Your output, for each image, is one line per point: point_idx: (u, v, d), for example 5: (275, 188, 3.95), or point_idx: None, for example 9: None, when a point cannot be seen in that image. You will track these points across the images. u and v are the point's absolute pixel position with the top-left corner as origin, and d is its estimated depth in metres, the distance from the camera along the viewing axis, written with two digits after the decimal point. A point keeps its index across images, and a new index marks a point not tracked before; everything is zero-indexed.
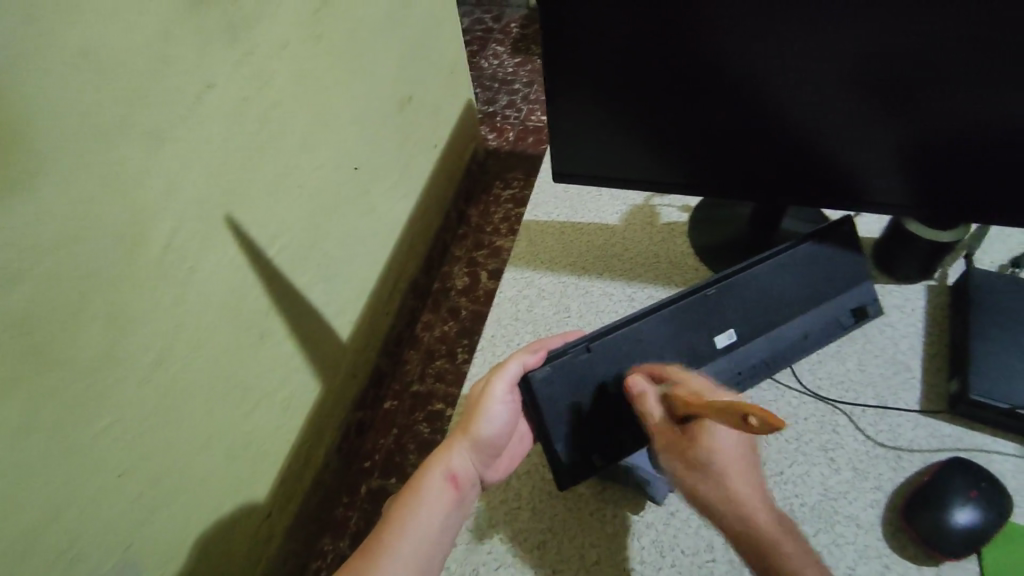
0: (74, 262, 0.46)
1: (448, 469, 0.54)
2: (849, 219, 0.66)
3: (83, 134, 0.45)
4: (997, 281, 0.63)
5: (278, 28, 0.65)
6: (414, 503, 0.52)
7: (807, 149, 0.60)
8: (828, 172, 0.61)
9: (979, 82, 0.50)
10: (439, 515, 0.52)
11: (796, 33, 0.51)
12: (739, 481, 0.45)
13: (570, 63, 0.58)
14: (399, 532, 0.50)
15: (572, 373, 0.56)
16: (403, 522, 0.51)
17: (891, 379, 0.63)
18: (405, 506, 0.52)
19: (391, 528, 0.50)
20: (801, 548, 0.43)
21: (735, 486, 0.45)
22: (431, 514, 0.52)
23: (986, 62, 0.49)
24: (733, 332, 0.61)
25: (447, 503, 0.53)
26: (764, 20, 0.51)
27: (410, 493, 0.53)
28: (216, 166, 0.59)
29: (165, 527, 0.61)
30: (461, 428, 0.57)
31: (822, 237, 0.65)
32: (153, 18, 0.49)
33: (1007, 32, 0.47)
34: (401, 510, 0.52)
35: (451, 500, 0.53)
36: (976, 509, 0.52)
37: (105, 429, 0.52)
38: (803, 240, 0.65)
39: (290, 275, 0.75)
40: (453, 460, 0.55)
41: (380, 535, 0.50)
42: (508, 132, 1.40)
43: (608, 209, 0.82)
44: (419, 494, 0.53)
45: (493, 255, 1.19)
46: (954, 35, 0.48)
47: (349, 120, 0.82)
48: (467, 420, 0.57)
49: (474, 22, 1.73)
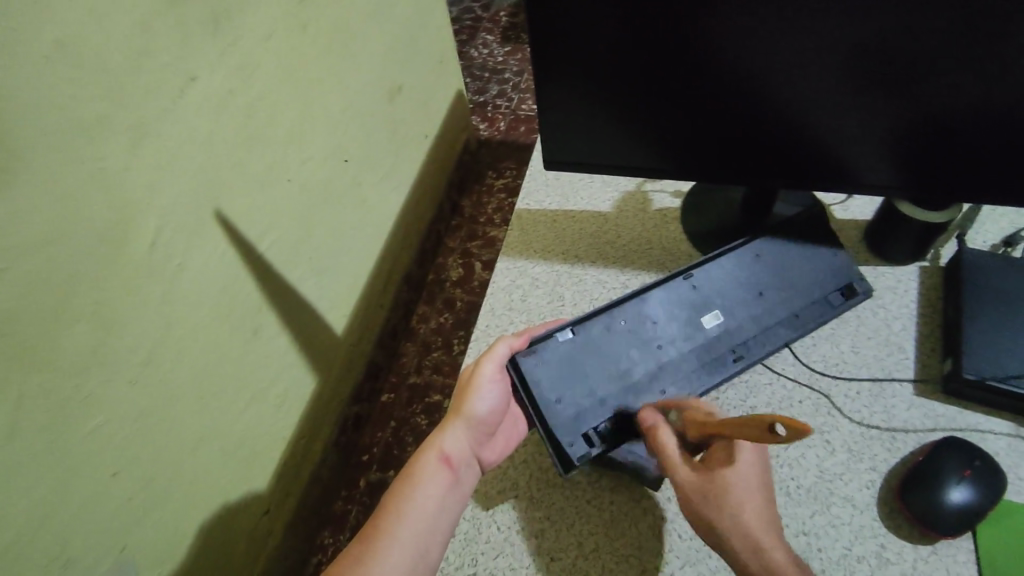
0: (58, 261, 0.46)
1: (441, 451, 0.55)
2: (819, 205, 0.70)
3: (59, 132, 0.44)
4: (990, 260, 0.63)
5: (261, 19, 0.64)
6: (409, 487, 0.53)
7: (805, 146, 0.61)
8: (826, 168, 0.62)
9: (983, 75, 0.50)
10: (435, 497, 0.52)
11: (788, 21, 0.51)
12: (748, 498, 0.48)
13: (561, 55, 0.58)
14: (395, 515, 0.51)
15: (562, 358, 0.59)
16: (399, 507, 0.51)
17: (885, 360, 0.63)
18: (401, 491, 0.53)
19: (387, 513, 0.51)
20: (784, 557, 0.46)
21: (745, 502, 0.48)
22: (426, 496, 0.52)
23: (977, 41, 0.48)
24: (719, 313, 0.63)
25: (443, 483, 0.53)
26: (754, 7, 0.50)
27: (406, 478, 0.54)
28: (202, 163, 0.58)
29: (162, 527, 0.61)
30: (452, 412, 0.58)
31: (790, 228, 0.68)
32: (130, 12, 0.48)
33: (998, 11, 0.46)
34: (398, 496, 0.52)
35: (447, 481, 0.54)
36: (970, 487, 0.52)
37: (94, 431, 0.51)
38: (761, 233, 0.68)
39: (281, 270, 0.74)
40: (446, 442, 0.56)
41: (377, 521, 0.51)
42: (500, 121, 1.40)
43: (600, 196, 0.82)
44: (414, 478, 0.53)
45: (487, 245, 1.19)
46: (956, 27, 0.48)
47: (336, 112, 0.81)
48: (457, 402, 0.58)
49: (463, 11, 1.71)
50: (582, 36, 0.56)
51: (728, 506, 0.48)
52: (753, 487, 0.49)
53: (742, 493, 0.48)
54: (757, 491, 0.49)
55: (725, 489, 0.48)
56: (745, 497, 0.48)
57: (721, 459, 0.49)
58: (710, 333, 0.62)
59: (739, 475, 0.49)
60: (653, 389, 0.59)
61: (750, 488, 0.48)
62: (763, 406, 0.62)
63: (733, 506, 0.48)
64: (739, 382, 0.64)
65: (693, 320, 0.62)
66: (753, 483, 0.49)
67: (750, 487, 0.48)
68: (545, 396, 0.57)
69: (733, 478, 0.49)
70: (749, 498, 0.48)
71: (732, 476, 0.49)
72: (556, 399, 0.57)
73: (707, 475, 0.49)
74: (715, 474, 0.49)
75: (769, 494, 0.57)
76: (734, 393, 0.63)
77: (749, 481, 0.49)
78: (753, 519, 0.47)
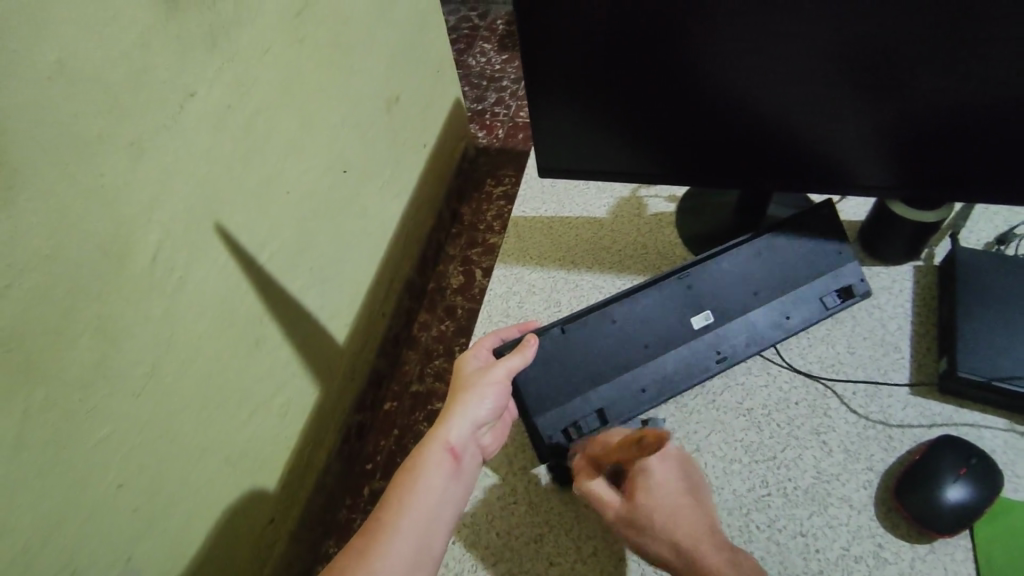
0: (60, 277, 0.47)
1: (446, 445, 0.53)
2: (827, 203, 0.68)
3: (60, 149, 0.45)
4: (983, 258, 0.64)
5: (259, 32, 0.64)
6: (411, 481, 0.51)
7: (807, 156, 0.61)
8: (831, 174, 0.62)
9: (971, 77, 0.51)
10: (439, 492, 0.52)
11: (772, 25, 0.51)
12: (675, 518, 0.49)
13: (551, 62, 0.58)
14: (400, 511, 0.49)
15: (548, 356, 0.61)
16: (402, 503, 0.50)
17: (880, 360, 0.63)
18: (405, 485, 0.51)
19: (391, 507, 0.50)
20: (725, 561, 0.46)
21: (672, 517, 0.49)
22: (431, 492, 0.51)
23: (967, 40, 0.48)
24: (709, 314, 0.63)
25: (448, 479, 0.52)
26: (741, 10, 0.51)
27: (408, 470, 0.52)
28: (201, 177, 0.59)
29: (169, 537, 0.62)
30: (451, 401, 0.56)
31: (800, 224, 0.67)
32: (130, 30, 0.49)
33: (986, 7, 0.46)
34: (400, 490, 0.51)
35: (451, 476, 0.53)
36: (966, 485, 0.52)
37: (97, 444, 0.52)
38: (764, 232, 0.67)
39: (283, 281, 0.75)
40: (454, 433, 0.54)
41: (380, 515, 0.49)
42: (498, 129, 1.41)
43: (596, 202, 0.82)
44: (418, 470, 0.52)
45: (487, 252, 1.21)
46: (942, 31, 0.48)
47: (335, 123, 0.82)
48: (460, 391, 0.56)
49: (461, 20, 1.72)
50: (569, 44, 0.56)
51: (659, 533, 0.49)
52: (676, 503, 0.50)
53: (668, 515, 0.49)
54: (681, 509, 0.50)
55: (650, 513, 0.50)
56: (668, 515, 0.49)
57: (637, 483, 0.52)
58: (695, 334, 0.63)
59: (658, 497, 0.51)
60: (634, 384, 0.61)
61: (673, 506, 0.50)
62: (759, 408, 0.62)
63: (660, 529, 0.49)
64: (735, 385, 0.64)
65: (682, 320, 0.63)
66: (673, 497, 0.51)
67: (669, 507, 0.50)
68: (529, 389, 0.60)
69: (653, 499, 0.50)
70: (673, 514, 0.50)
71: (650, 498, 0.51)
72: (539, 395, 0.60)
73: (632, 502, 0.51)
74: (636, 499, 0.51)
75: (766, 495, 0.57)
76: (731, 395, 0.63)
77: (667, 503, 0.50)
78: (684, 535, 0.48)
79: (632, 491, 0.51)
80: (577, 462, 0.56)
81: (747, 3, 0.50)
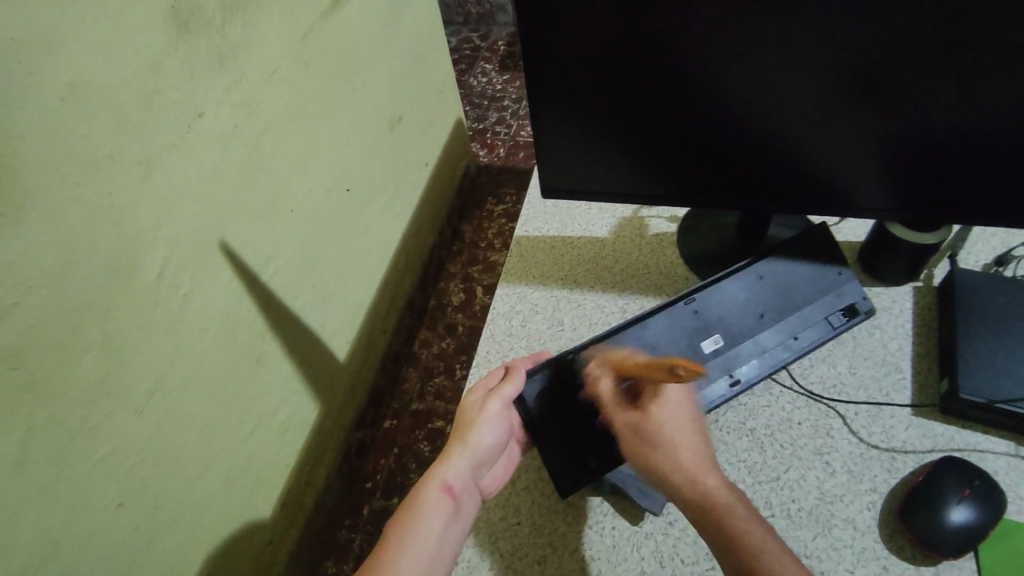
0: (67, 295, 0.47)
1: (445, 483, 0.54)
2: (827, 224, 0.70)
3: (71, 168, 0.46)
4: (982, 279, 0.64)
5: (266, 54, 0.65)
6: (411, 520, 0.51)
7: (807, 176, 0.62)
8: (829, 194, 0.63)
9: (961, 80, 0.50)
10: (439, 532, 0.51)
11: (770, 28, 0.51)
12: (681, 436, 0.53)
13: (555, 84, 0.59)
14: (400, 551, 0.49)
15: (563, 384, 0.60)
16: (401, 542, 0.50)
17: (882, 381, 0.64)
18: (404, 524, 0.51)
19: (391, 547, 0.49)
20: (722, 484, 0.50)
21: (677, 435, 0.53)
22: (431, 532, 0.51)
23: (965, 46, 0.48)
24: (719, 337, 0.63)
25: (448, 518, 0.52)
26: (742, 15, 0.50)
27: (407, 510, 0.52)
28: (207, 195, 0.59)
29: (169, 557, 0.62)
30: (452, 439, 0.57)
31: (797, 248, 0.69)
32: (142, 50, 0.50)
33: (983, 20, 0.46)
34: (400, 530, 0.51)
35: (451, 515, 0.53)
36: (970, 507, 0.52)
37: (98, 462, 0.52)
38: (760, 258, 0.68)
39: (286, 299, 0.76)
40: (452, 471, 0.54)
41: (379, 555, 0.49)
42: (499, 148, 1.42)
43: (597, 222, 0.83)
44: (418, 510, 0.52)
45: (488, 270, 1.21)
46: (937, 36, 0.48)
47: (339, 142, 0.82)
48: (461, 429, 0.57)
49: (462, 41, 1.74)
50: (573, 66, 0.57)
51: (661, 442, 0.53)
52: (682, 424, 0.54)
53: (674, 431, 0.53)
54: (688, 430, 0.54)
55: (659, 427, 0.53)
56: (675, 432, 0.53)
57: (650, 399, 0.55)
58: (707, 357, 0.63)
59: (668, 415, 0.54)
60: None
61: (681, 426, 0.54)
62: (761, 429, 0.62)
63: (667, 442, 0.53)
64: (737, 406, 0.64)
65: (692, 344, 0.63)
66: (680, 419, 0.54)
67: (674, 423, 0.54)
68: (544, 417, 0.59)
69: (665, 417, 0.54)
70: (681, 433, 0.53)
71: (659, 413, 0.54)
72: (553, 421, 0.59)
73: (644, 416, 0.54)
74: (647, 414, 0.54)
75: (771, 517, 0.57)
76: (733, 416, 0.63)
77: (676, 422, 0.54)
78: (686, 452, 0.52)
79: (642, 406, 0.55)
80: (594, 370, 0.59)
81: (745, 8, 0.50)
